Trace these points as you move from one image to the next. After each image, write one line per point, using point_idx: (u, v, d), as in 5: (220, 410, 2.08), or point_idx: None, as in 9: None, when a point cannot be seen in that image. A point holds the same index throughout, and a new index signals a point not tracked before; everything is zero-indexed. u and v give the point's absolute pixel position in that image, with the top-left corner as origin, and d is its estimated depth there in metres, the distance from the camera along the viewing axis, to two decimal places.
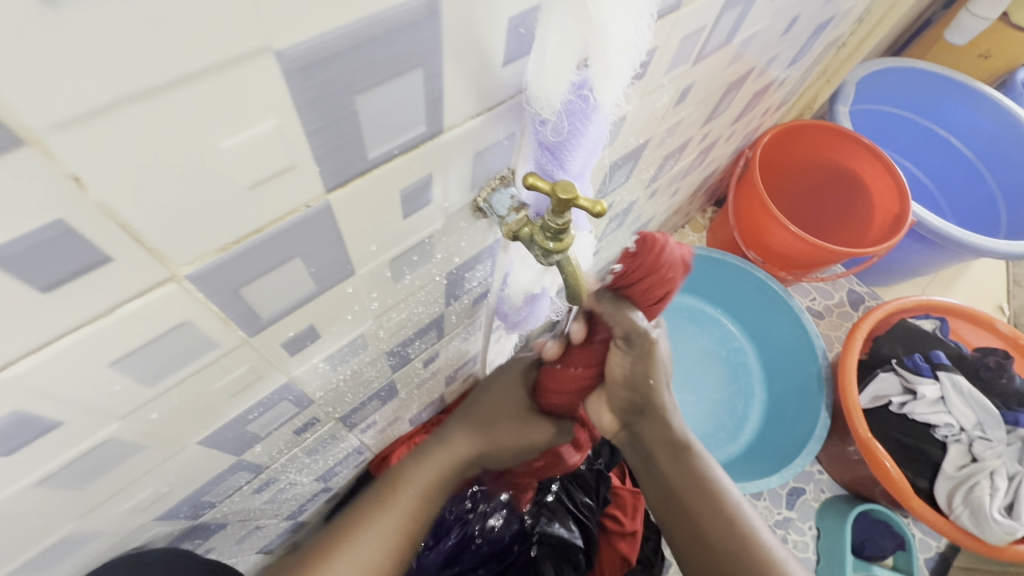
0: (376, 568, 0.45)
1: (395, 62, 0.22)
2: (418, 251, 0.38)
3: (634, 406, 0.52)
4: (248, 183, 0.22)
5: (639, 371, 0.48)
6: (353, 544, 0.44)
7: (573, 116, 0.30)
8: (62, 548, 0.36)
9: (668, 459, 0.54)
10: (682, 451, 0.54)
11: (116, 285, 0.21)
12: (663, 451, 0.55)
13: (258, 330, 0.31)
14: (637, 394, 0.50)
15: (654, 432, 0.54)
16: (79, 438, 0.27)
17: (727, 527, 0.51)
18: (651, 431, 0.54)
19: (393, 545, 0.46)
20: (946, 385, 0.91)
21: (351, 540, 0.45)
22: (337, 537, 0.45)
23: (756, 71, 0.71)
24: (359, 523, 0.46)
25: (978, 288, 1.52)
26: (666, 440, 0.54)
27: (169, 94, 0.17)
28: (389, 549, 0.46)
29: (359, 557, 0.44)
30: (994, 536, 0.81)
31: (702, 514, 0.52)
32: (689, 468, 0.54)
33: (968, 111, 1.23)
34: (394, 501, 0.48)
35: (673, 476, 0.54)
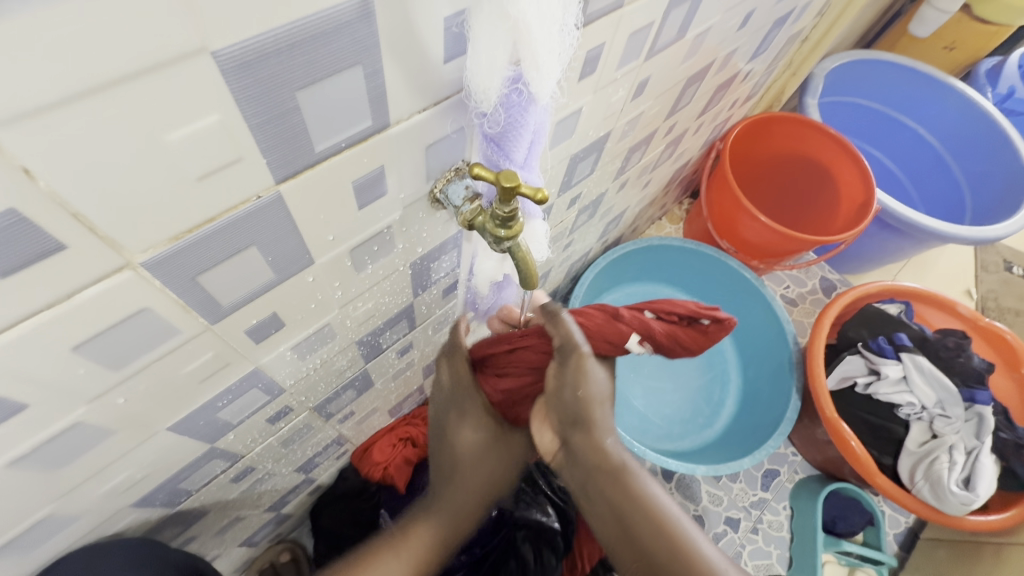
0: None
1: (334, 59, 0.24)
2: (378, 241, 0.39)
3: (570, 419, 0.49)
4: (196, 174, 0.23)
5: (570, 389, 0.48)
6: None
7: (511, 108, 0.32)
8: (41, 532, 0.38)
9: (605, 483, 0.50)
10: (621, 473, 0.50)
11: (75, 270, 0.23)
12: (597, 474, 0.50)
13: (220, 317, 0.33)
14: (572, 407, 0.48)
15: (589, 450, 0.50)
16: (47, 421, 0.29)
17: (693, 568, 0.46)
18: (588, 451, 0.50)
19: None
20: (908, 365, 0.95)
21: None
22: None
23: (718, 63, 0.73)
24: None
25: (948, 272, 1.57)
26: (597, 463, 0.50)
27: (114, 92, 0.19)
28: None
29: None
30: (953, 507, 0.85)
31: (645, 535, 0.48)
32: (627, 488, 0.49)
33: (932, 100, 1.27)
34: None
35: (611, 494, 0.50)
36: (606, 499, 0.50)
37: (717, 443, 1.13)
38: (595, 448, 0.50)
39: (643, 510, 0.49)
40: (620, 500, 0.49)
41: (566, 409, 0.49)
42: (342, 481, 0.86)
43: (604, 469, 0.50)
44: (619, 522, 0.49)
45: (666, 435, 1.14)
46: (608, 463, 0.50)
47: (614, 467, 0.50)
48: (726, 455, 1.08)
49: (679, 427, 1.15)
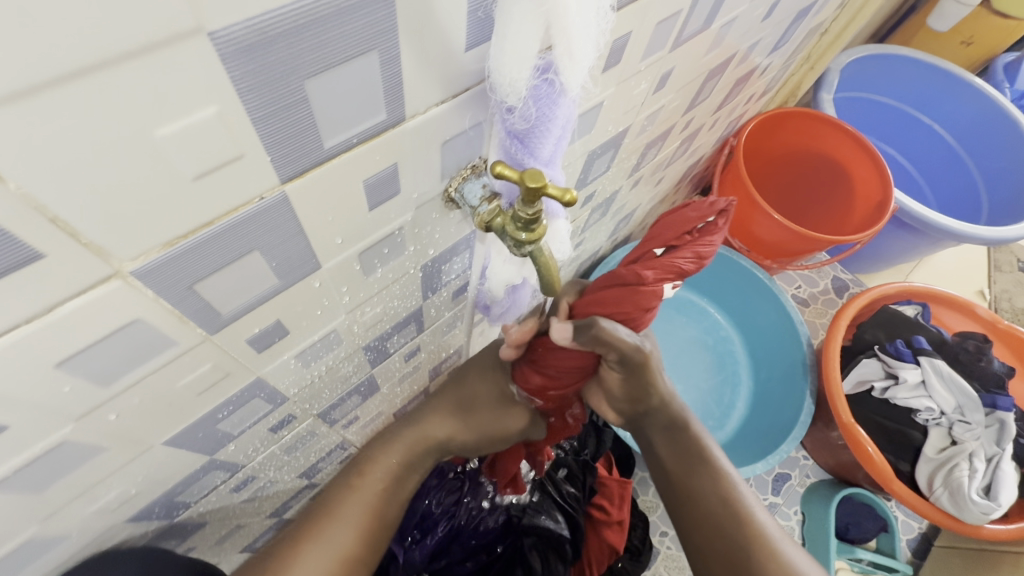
0: (347, 554, 0.45)
1: (347, 44, 0.21)
2: (388, 243, 0.37)
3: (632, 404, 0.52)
4: (191, 173, 0.21)
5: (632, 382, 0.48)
6: (322, 534, 0.44)
7: (539, 101, 0.30)
8: (28, 552, 0.35)
9: (668, 444, 0.54)
10: (682, 433, 0.54)
11: (56, 281, 0.20)
12: (660, 437, 0.55)
13: (220, 327, 0.30)
14: (637, 395, 0.50)
15: (659, 418, 0.54)
16: (30, 441, 0.26)
17: (746, 526, 0.50)
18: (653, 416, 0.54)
19: (362, 535, 0.46)
20: (926, 369, 0.92)
21: (322, 530, 0.44)
22: (308, 526, 0.45)
23: (738, 56, 0.70)
24: (333, 509, 0.46)
25: (961, 272, 1.54)
26: (663, 426, 0.54)
27: (95, 77, 0.16)
28: (358, 535, 0.46)
29: (331, 547, 0.44)
30: (972, 516, 0.83)
31: (702, 495, 0.52)
32: (688, 450, 0.54)
33: (950, 97, 1.24)
34: (361, 484, 0.48)
35: (672, 457, 0.54)
36: (667, 461, 0.54)
37: (727, 446, 1.10)
38: (664, 414, 0.54)
39: (703, 470, 0.53)
40: (681, 461, 0.54)
41: (627, 398, 0.51)
42: None
43: (669, 431, 0.54)
44: (677, 483, 0.54)
45: None
46: (673, 426, 0.54)
47: (676, 430, 0.54)
48: (737, 459, 1.05)
49: None
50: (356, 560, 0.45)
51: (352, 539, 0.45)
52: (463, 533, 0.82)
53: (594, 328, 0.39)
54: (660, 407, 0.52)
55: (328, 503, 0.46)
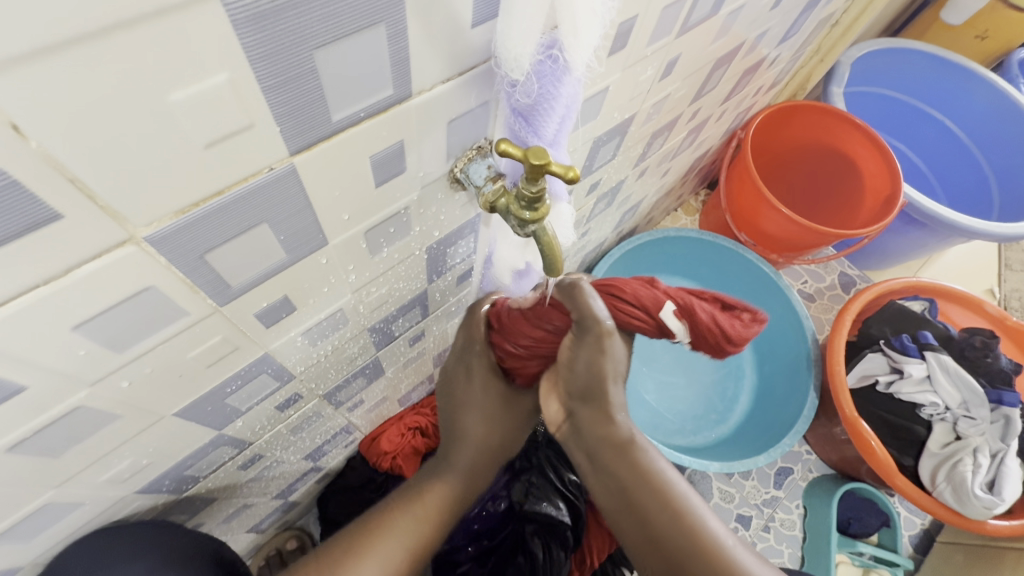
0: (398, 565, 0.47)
1: (356, 15, 0.22)
2: (394, 223, 0.37)
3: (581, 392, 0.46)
4: (204, 141, 0.21)
5: (592, 368, 0.44)
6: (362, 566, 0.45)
7: (544, 78, 0.30)
8: (43, 517, 0.36)
9: (611, 459, 0.48)
10: (626, 450, 0.47)
11: (73, 242, 0.21)
12: (603, 450, 0.48)
13: (229, 299, 0.31)
14: (583, 383, 0.46)
15: (595, 427, 0.48)
16: (46, 404, 0.27)
17: (705, 552, 0.45)
18: (592, 425, 0.48)
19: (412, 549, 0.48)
20: (932, 365, 0.92)
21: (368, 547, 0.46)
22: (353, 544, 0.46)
23: (746, 46, 0.70)
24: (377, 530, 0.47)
25: (970, 270, 1.53)
26: (603, 438, 0.48)
27: (114, 38, 0.17)
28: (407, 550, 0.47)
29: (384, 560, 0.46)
30: (976, 511, 0.82)
31: (653, 516, 0.46)
32: (636, 468, 0.47)
33: (962, 92, 1.22)
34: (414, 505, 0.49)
35: (620, 477, 0.48)
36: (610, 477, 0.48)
37: (729, 439, 1.10)
38: (605, 429, 0.48)
39: (652, 489, 0.47)
40: (628, 478, 0.47)
41: (578, 381, 0.46)
42: (351, 469, 0.85)
43: (613, 445, 0.48)
44: (624, 500, 0.48)
45: (677, 430, 1.12)
46: (617, 439, 0.48)
47: (622, 443, 0.48)
48: (739, 451, 1.05)
49: (691, 422, 1.13)
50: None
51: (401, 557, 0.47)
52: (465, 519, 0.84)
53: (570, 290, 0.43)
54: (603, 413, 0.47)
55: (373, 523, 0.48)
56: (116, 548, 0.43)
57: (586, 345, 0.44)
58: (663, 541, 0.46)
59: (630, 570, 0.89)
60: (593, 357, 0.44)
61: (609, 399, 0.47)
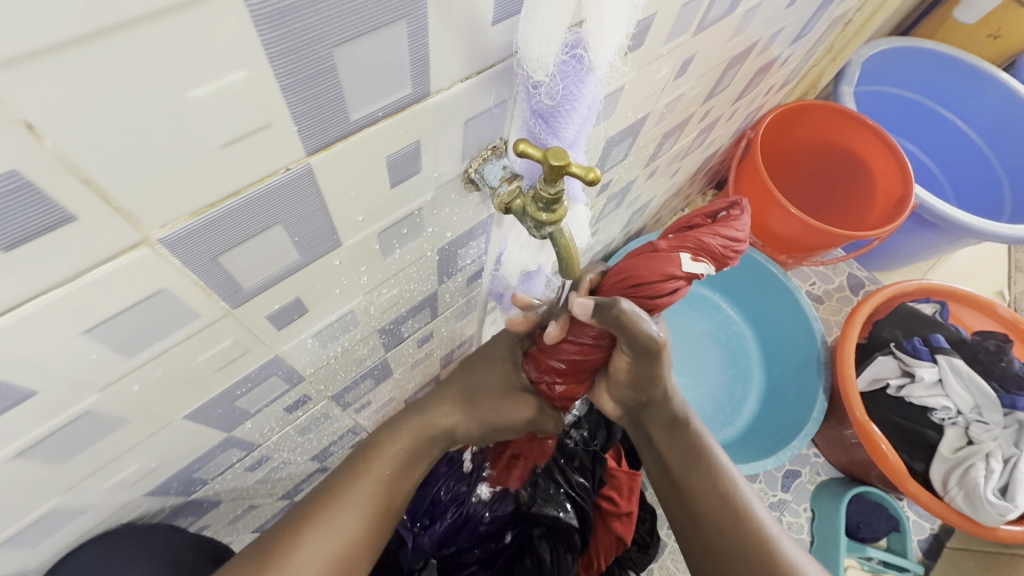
0: (348, 537, 0.43)
1: (377, 12, 0.21)
2: (407, 224, 0.37)
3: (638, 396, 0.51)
4: (221, 141, 0.21)
5: (643, 370, 0.47)
6: (326, 520, 0.43)
7: (567, 78, 0.29)
8: (51, 522, 0.36)
9: (667, 441, 0.52)
10: (683, 430, 0.52)
11: (86, 245, 0.20)
12: (660, 432, 0.53)
13: (241, 301, 0.30)
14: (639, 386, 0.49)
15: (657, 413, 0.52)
16: (56, 409, 0.27)
17: (750, 537, 0.47)
18: (653, 412, 0.52)
19: (372, 515, 0.45)
20: (944, 369, 0.91)
21: (325, 514, 0.43)
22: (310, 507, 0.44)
23: (759, 45, 0.69)
24: (338, 495, 0.45)
25: (979, 271, 1.51)
26: (662, 421, 0.52)
27: (132, 34, 0.16)
28: (366, 518, 0.45)
29: (334, 531, 0.43)
30: (989, 518, 0.82)
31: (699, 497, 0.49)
32: (691, 449, 0.51)
33: (975, 92, 1.21)
34: (370, 469, 0.47)
35: (673, 459, 0.51)
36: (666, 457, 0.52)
37: (737, 442, 1.10)
38: (665, 413, 0.52)
39: (704, 470, 0.50)
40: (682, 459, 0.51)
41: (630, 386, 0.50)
42: None
43: (669, 427, 0.52)
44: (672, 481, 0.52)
45: None
46: (673, 422, 0.52)
47: (678, 428, 0.52)
48: (747, 454, 1.05)
49: None
50: (358, 552, 0.44)
51: (359, 524, 0.44)
52: (471, 521, 0.82)
53: (611, 308, 0.40)
54: (663, 401, 0.51)
55: (332, 487, 0.45)
56: (118, 555, 0.43)
57: (639, 356, 0.44)
58: (709, 519, 0.48)
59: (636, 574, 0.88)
60: (644, 361, 0.46)
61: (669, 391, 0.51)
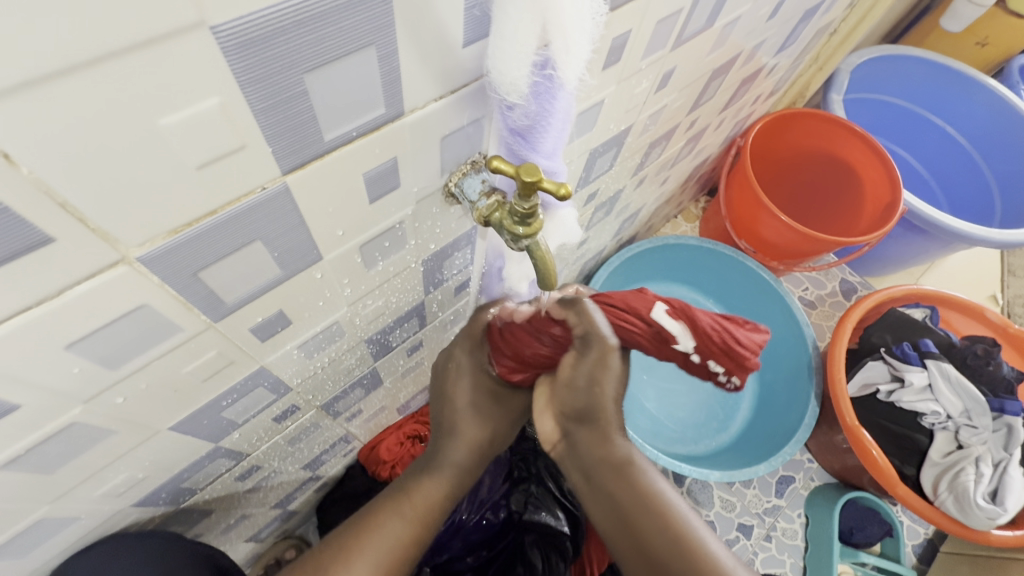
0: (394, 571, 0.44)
1: (346, 39, 0.22)
2: (389, 236, 0.38)
3: (578, 413, 0.48)
4: (195, 163, 0.22)
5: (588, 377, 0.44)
6: (369, 547, 0.44)
7: (536, 98, 0.30)
8: (40, 531, 0.37)
9: (609, 481, 0.48)
10: (624, 469, 0.48)
11: (65, 264, 0.21)
12: (600, 471, 0.49)
13: (224, 315, 0.31)
14: (583, 399, 0.46)
15: (592, 444, 0.49)
16: (41, 421, 0.28)
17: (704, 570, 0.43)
18: (591, 446, 0.49)
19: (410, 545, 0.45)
20: (933, 373, 0.92)
21: (364, 547, 0.44)
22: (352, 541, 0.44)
23: (743, 56, 0.70)
24: (372, 527, 0.45)
25: (972, 276, 1.52)
26: (600, 458, 0.48)
27: (104, 67, 0.17)
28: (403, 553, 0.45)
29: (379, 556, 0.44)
30: (979, 522, 0.82)
31: (649, 534, 0.45)
32: (632, 485, 0.47)
33: (962, 99, 1.22)
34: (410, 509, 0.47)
35: (619, 493, 0.47)
36: (611, 496, 0.48)
37: (730, 448, 1.10)
38: (602, 448, 0.48)
39: (652, 509, 0.46)
40: (625, 500, 0.47)
41: (571, 406, 0.48)
42: (350, 478, 0.85)
43: (610, 466, 0.48)
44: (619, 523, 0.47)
45: (678, 438, 1.11)
46: (614, 460, 0.48)
47: (621, 465, 0.48)
48: (741, 460, 1.05)
49: (691, 430, 1.12)
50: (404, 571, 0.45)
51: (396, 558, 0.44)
52: (464, 528, 0.82)
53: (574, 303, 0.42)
54: (600, 429, 0.48)
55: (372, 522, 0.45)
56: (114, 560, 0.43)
57: (588, 361, 0.43)
58: (660, 552, 0.44)
59: None
60: (594, 372, 0.44)
61: (605, 413, 0.48)
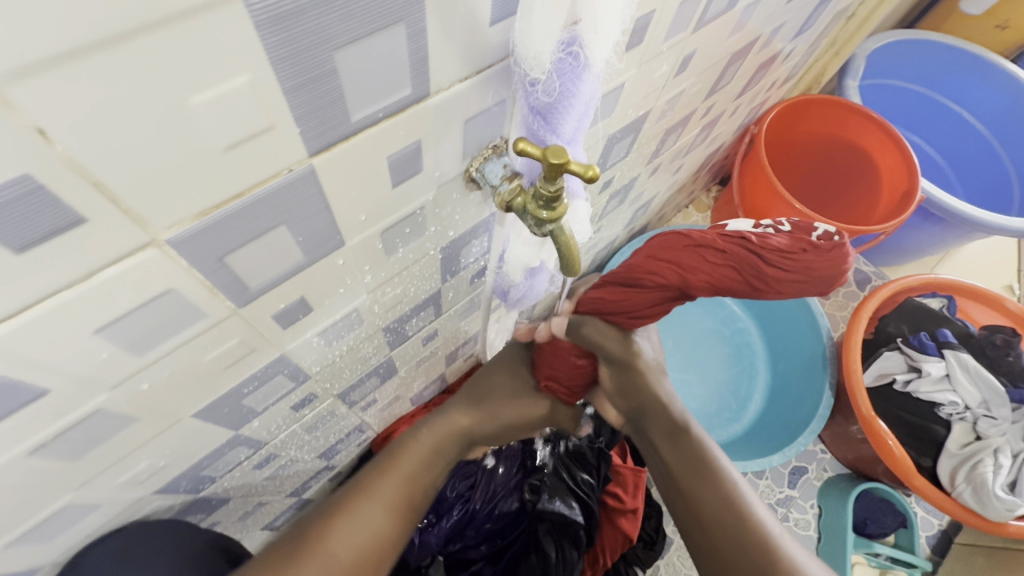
0: (376, 534, 0.45)
1: (376, 15, 0.22)
2: (409, 223, 0.37)
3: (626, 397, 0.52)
4: (225, 144, 0.21)
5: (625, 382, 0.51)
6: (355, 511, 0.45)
7: (564, 76, 0.29)
8: (65, 518, 0.37)
9: (667, 445, 0.50)
10: (683, 436, 0.50)
11: (96, 246, 0.21)
12: (661, 438, 0.51)
13: (247, 301, 0.31)
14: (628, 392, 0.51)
15: (655, 417, 0.51)
16: (69, 407, 0.28)
17: (748, 534, 0.44)
18: (653, 418, 0.51)
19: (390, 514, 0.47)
20: (951, 363, 0.91)
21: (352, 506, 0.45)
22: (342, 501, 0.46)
23: (761, 40, 0.69)
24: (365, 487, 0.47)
25: (988, 265, 1.50)
26: (660, 426, 0.51)
27: (135, 41, 0.16)
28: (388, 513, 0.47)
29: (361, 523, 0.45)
30: (996, 513, 0.81)
31: (701, 496, 0.47)
32: (693, 452, 0.49)
33: (981, 84, 1.19)
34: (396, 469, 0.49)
35: (675, 462, 0.49)
36: (668, 462, 0.50)
37: (743, 439, 1.09)
38: (664, 417, 0.51)
39: (705, 472, 0.48)
40: (681, 464, 0.49)
41: (621, 385, 0.52)
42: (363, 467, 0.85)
43: (667, 432, 0.50)
44: (674, 483, 0.49)
45: None
46: (671, 428, 0.51)
47: (677, 432, 0.50)
48: (753, 451, 1.04)
49: (702, 421, 1.12)
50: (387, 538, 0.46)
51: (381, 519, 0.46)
52: (477, 518, 0.84)
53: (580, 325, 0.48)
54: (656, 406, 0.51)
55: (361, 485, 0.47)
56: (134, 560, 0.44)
57: (616, 366, 0.50)
58: (707, 511, 0.46)
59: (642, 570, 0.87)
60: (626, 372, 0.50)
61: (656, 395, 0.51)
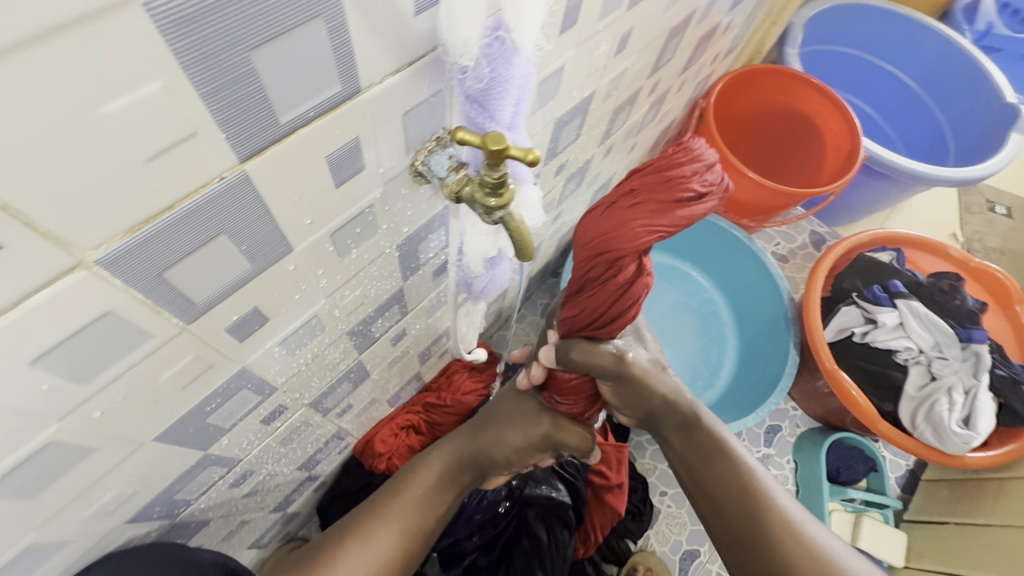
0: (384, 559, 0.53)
1: (294, 10, 0.21)
2: (359, 222, 0.37)
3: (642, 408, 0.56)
4: (146, 155, 0.21)
5: (624, 395, 0.54)
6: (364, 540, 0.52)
7: (494, 61, 0.29)
8: (33, 557, 0.36)
9: (683, 441, 0.58)
10: (695, 430, 0.57)
11: (18, 272, 0.20)
12: (676, 434, 0.58)
13: (196, 316, 0.30)
14: (640, 404, 0.55)
15: (668, 417, 0.57)
16: (16, 444, 0.27)
17: (760, 507, 0.54)
18: (666, 417, 0.57)
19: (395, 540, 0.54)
20: (903, 312, 0.96)
21: (362, 538, 0.53)
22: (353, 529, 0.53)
23: (697, 15, 0.70)
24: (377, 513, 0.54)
25: (932, 215, 1.57)
26: (676, 424, 0.57)
27: (27, 53, 0.16)
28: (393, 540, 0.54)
29: (370, 551, 0.52)
30: (955, 447, 0.86)
31: (717, 483, 0.56)
32: (704, 444, 0.57)
33: (911, 44, 1.24)
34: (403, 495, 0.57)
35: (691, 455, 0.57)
36: (684, 454, 0.58)
37: (718, 404, 1.12)
38: (676, 416, 0.57)
39: (719, 462, 0.56)
40: (697, 456, 0.57)
41: (637, 399, 0.55)
42: (346, 474, 0.84)
43: (682, 430, 0.58)
44: (693, 471, 0.57)
45: None
46: (685, 426, 0.57)
47: (690, 429, 0.57)
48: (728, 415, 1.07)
49: None
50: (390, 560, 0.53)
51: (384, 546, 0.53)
52: (467, 510, 0.84)
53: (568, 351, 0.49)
54: (666, 408, 0.56)
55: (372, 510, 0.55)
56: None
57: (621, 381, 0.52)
58: (725, 494, 0.55)
59: (632, 541, 0.91)
60: (628, 388, 0.53)
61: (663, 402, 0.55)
